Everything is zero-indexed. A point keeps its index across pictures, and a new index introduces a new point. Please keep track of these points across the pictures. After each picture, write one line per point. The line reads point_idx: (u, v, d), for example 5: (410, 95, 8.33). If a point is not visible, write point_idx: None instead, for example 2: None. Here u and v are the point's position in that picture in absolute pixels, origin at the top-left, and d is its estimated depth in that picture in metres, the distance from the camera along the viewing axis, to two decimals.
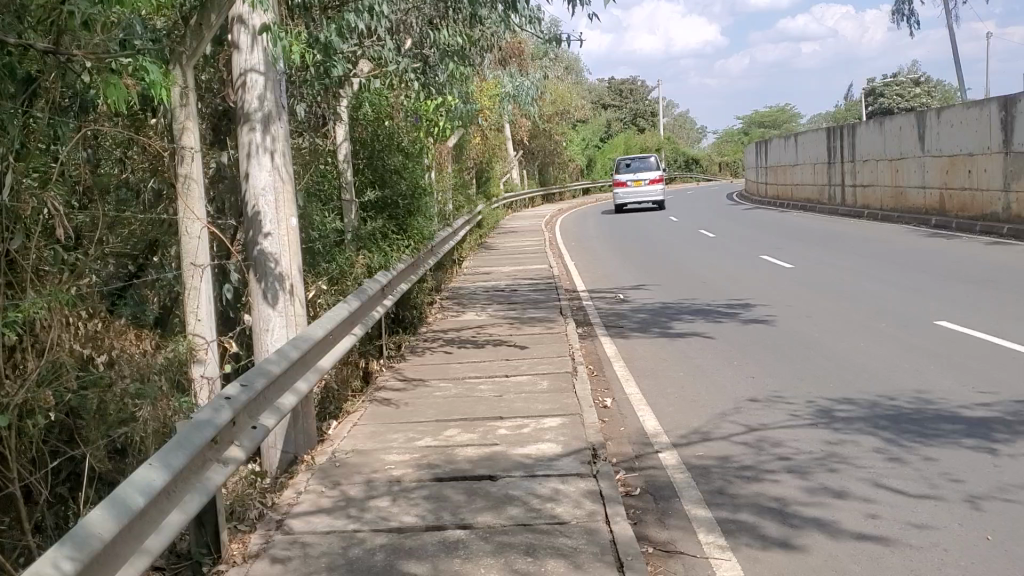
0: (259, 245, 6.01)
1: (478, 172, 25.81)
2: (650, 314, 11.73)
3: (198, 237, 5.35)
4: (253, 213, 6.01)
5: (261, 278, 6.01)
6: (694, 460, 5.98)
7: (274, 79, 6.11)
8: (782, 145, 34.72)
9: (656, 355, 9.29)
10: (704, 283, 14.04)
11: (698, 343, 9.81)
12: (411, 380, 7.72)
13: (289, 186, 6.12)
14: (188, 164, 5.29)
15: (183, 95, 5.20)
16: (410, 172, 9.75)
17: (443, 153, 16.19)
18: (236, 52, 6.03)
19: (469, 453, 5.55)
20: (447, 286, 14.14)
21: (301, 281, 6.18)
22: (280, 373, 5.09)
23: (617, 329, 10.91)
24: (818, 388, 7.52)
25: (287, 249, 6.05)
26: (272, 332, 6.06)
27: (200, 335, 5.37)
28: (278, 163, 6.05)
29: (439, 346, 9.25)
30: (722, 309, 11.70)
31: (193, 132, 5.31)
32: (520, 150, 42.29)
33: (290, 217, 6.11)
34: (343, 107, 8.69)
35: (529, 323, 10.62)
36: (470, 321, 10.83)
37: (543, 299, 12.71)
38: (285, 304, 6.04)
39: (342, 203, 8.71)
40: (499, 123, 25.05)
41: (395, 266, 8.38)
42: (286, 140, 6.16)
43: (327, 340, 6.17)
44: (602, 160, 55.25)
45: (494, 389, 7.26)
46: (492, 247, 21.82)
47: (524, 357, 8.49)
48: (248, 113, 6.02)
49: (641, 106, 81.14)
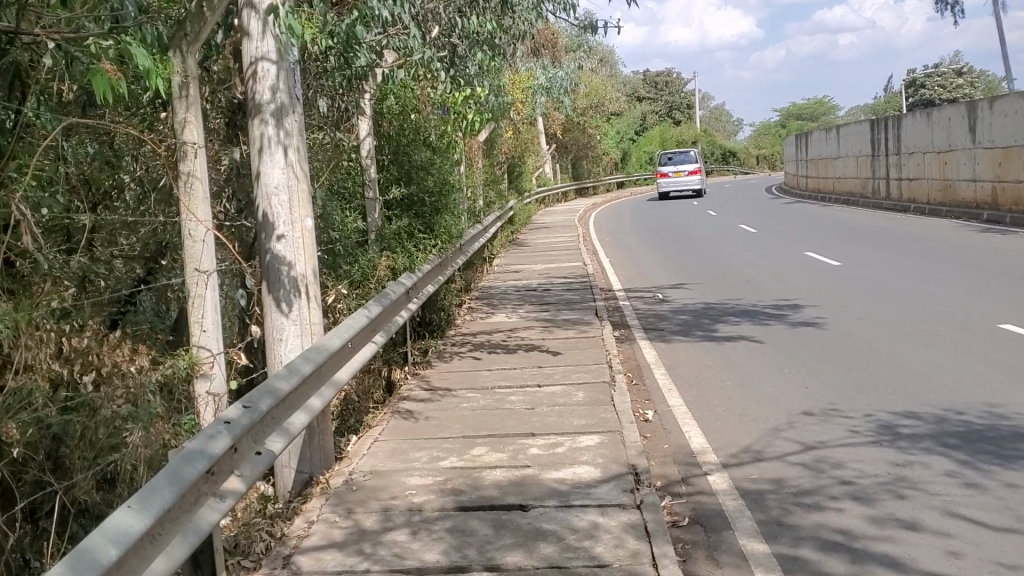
0: (271, 248, 5.54)
1: (509, 167, 25.29)
2: (690, 316, 11.16)
3: (202, 240, 4.90)
4: (265, 213, 5.54)
5: (274, 284, 5.54)
6: (746, 485, 5.43)
7: (287, 69, 5.63)
8: (823, 138, 33.83)
9: (698, 361, 8.73)
10: (747, 282, 13.42)
11: (743, 348, 9.22)
12: (437, 390, 7.23)
13: (304, 183, 5.64)
14: (190, 161, 4.84)
15: (182, 85, 4.78)
16: (438, 168, 9.27)
17: (473, 149, 15.71)
18: (246, 38, 5.55)
19: (498, 477, 5.05)
20: (476, 286, 13.66)
21: (317, 288, 5.71)
22: (290, 390, 4.61)
23: (656, 332, 10.35)
24: (877, 401, 6.93)
25: (302, 252, 5.58)
26: (285, 342, 5.57)
27: (206, 347, 4.90)
28: (292, 159, 5.57)
29: (467, 352, 8.75)
30: (767, 311, 11.09)
31: (195, 126, 4.87)
32: (554, 144, 41.70)
33: (305, 217, 5.63)
34: (367, 100, 8.23)
35: (563, 326, 10.10)
36: (500, 324, 10.33)
37: (578, 300, 12.18)
38: (299, 311, 5.57)
39: (365, 202, 8.25)
40: (532, 117, 24.53)
41: (419, 268, 7.91)
42: (301, 134, 5.69)
43: (345, 350, 5.69)
44: (637, 154, 54.48)
45: (525, 401, 6.75)
46: (524, 243, 21.29)
47: (558, 364, 7.96)
48: (259, 104, 5.55)
49: (676, 99, 80.13)
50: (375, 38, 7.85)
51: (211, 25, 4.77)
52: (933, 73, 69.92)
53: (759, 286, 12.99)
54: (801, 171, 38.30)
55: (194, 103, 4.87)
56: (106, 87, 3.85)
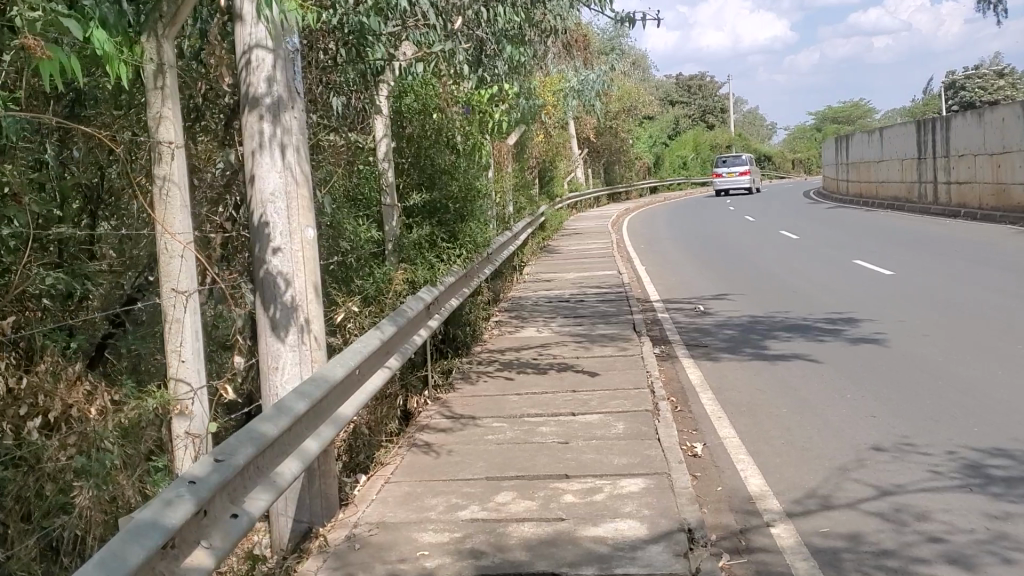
0: (266, 262, 4.82)
1: (541, 171, 24.56)
2: (736, 331, 10.32)
3: (180, 256, 4.21)
4: (259, 222, 4.83)
5: (269, 304, 4.83)
6: (816, 541, 4.62)
7: (286, 58, 4.92)
8: (866, 140, 32.69)
9: (749, 384, 7.90)
10: (795, 293, 12.56)
11: (797, 368, 8.39)
12: (459, 418, 6.48)
13: (304, 188, 4.92)
14: (167, 165, 4.14)
15: (157, 74, 4.08)
16: (462, 172, 8.52)
17: (503, 153, 14.97)
18: (240, 24, 4.88)
19: (527, 534, 4.30)
20: (505, 296, 12.93)
21: (320, 309, 4.99)
22: (279, 434, 3.87)
23: (701, 349, 9.55)
24: (960, 435, 6.08)
25: (301, 267, 4.85)
26: (282, 371, 4.85)
27: (185, 381, 4.22)
28: (291, 160, 4.86)
29: (495, 372, 7.99)
30: (821, 326, 10.24)
31: (171, 125, 4.17)
32: (586, 148, 40.84)
33: (306, 227, 4.91)
34: (385, 99, 7.52)
35: (599, 342, 9.32)
36: (530, 340, 9.56)
37: (614, 312, 11.40)
38: (298, 336, 4.84)
39: (383, 209, 7.53)
40: (563, 120, 23.75)
41: (441, 282, 7.18)
42: (302, 131, 4.98)
43: (352, 380, 4.96)
44: (670, 158, 53.54)
45: (558, 434, 5.99)
46: (555, 250, 20.51)
47: (594, 389, 7.18)
48: (254, 98, 4.84)
49: (711, 102, 78.98)
50: (394, 30, 7.13)
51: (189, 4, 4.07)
52: (976, 74, 68.15)
53: (809, 298, 12.11)
54: (842, 174, 37.12)
55: (171, 96, 4.16)
56: (55, 71, 3.27)
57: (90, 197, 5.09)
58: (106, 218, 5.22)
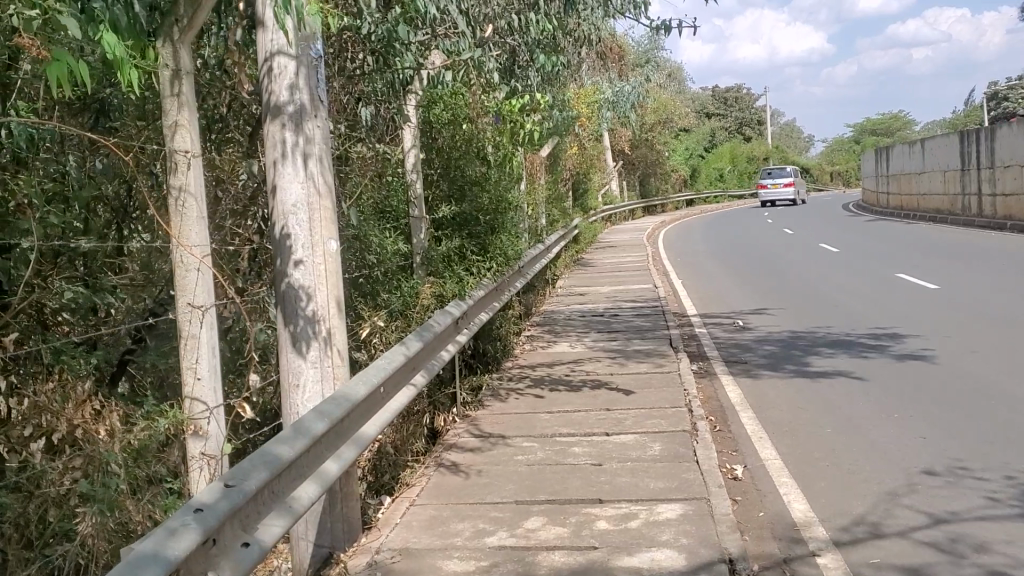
0: (287, 276, 4.64)
1: (575, 184, 24.35)
2: (776, 348, 9.99)
3: (196, 270, 4.04)
4: (280, 234, 4.65)
5: (290, 319, 4.63)
6: (866, 573, 4.33)
7: (310, 65, 4.74)
8: (907, 152, 32.09)
9: (790, 403, 7.60)
10: (837, 308, 12.20)
11: (840, 386, 8.07)
12: (488, 437, 6.27)
13: (327, 199, 4.75)
14: (183, 175, 3.98)
15: (173, 80, 3.94)
16: (493, 184, 8.33)
17: (536, 166, 14.76)
18: (261, 30, 4.71)
19: (557, 563, 4.06)
20: (537, 310, 12.71)
21: (343, 324, 4.79)
22: (296, 456, 3.67)
23: (740, 366, 9.25)
24: (1017, 459, 5.75)
25: (323, 280, 4.67)
26: (302, 389, 4.65)
27: (201, 400, 4.05)
28: (314, 171, 4.68)
29: (526, 389, 7.77)
30: (865, 342, 9.89)
31: (188, 134, 4.00)
32: (621, 161, 40.57)
33: (328, 239, 4.72)
34: (413, 108, 7.35)
35: (634, 358, 9.06)
36: (563, 355, 9.33)
37: (649, 327, 11.13)
38: (320, 352, 4.64)
39: (410, 221, 7.32)
40: (597, 133, 23.52)
41: (470, 296, 6.98)
42: (325, 140, 4.80)
43: (376, 398, 4.75)
44: (706, 171, 53.06)
45: (591, 455, 5.74)
46: (589, 263, 20.26)
47: (629, 407, 6.93)
48: (276, 105, 4.67)
49: (748, 115, 78.33)
50: (422, 37, 6.96)
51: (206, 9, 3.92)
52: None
53: (851, 313, 11.75)
54: (882, 186, 36.48)
55: (188, 105, 4.01)
56: (63, 77, 3.19)
57: (116, 209, 5.19)
58: (134, 233, 5.27)
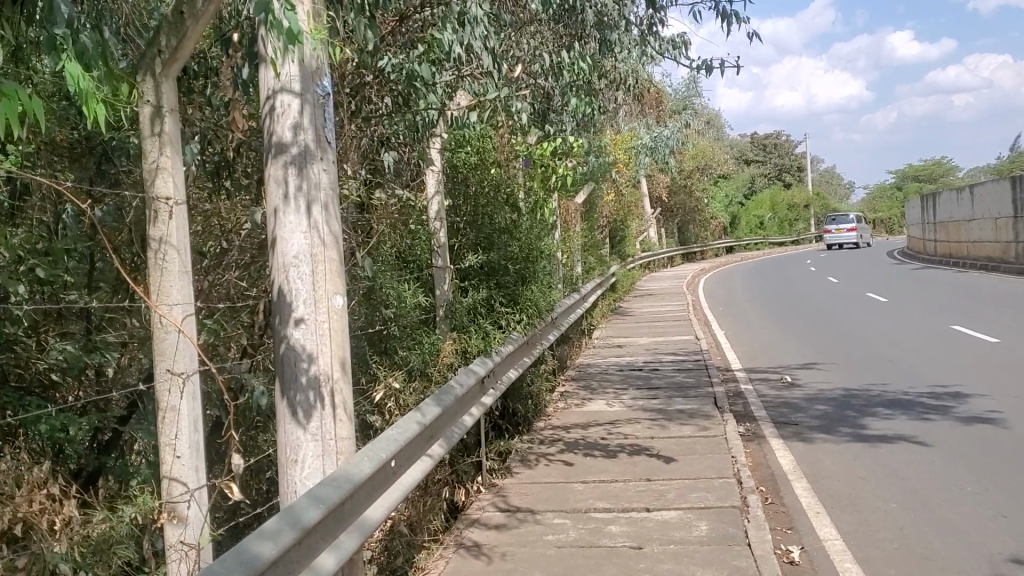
0: (288, 336, 4.13)
1: (611, 231, 23.82)
2: (829, 408, 9.31)
3: (177, 331, 3.54)
4: (280, 289, 4.16)
5: (289, 385, 4.11)
6: None
7: (316, 104, 4.28)
8: (954, 199, 31.26)
9: (848, 472, 6.92)
10: (892, 363, 11.48)
11: (902, 453, 7.38)
12: (516, 512, 5.69)
13: (333, 249, 4.23)
14: (163, 225, 3.52)
15: (154, 118, 3.50)
16: (523, 232, 7.83)
17: (571, 213, 14.22)
18: (263, 67, 4.26)
19: None
20: (571, 364, 12.11)
21: (350, 390, 4.26)
22: (283, 553, 3.11)
23: (791, 427, 8.58)
24: None
25: (326, 340, 4.15)
26: (301, 465, 4.11)
27: (181, 480, 3.55)
28: (319, 219, 4.19)
29: (558, 454, 7.17)
30: (925, 402, 9.20)
31: (170, 178, 3.54)
32: (659, 208, 40.00)
33: (334, 295, 4.22)
34: (437, 151, 6.86)
35: (675, 419, 8.41)
36: (599, 415, 8.73)
37: (691, 384, 10.45)
38: (321, 422, 4.10)
39: (433, 271, 6.80)
40: (635, 179, 22.96)
41: (496, 353, 6.45)
42: (333, 186, 4.31)
43: (384, 473, 4.20)
44: (746, 218, 52.42)
45: (630, 535, 5.15)
46: (627, 313, 19.61)
47: (671, 477, 6.32)
48: (278, 149, 4.20)
49: (787, 161, 77.63)
50: (447, 77, 6.49)
51: (192, 39, 3.50)
52: None
53: (907, 369, 11.04)
54: (928, 233, 35.52)
55: (172, 144, 3.55)
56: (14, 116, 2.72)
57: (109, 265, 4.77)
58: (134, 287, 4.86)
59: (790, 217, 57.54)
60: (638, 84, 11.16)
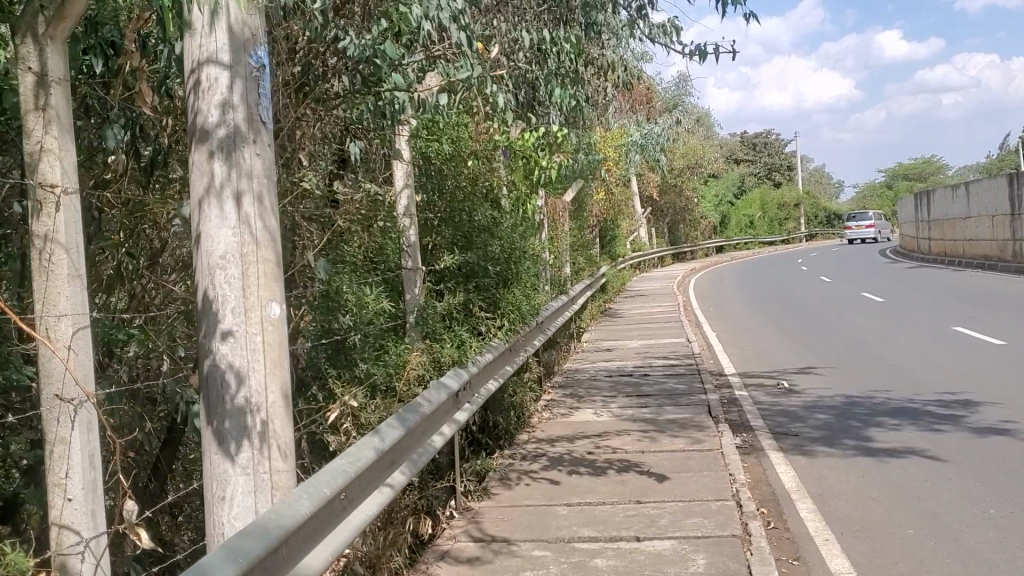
0: (214, 351, 3.55)
1: (600, 230, 23.26)
2: (831, 417, 8.73)
3: (66, 346, 2.92)
4: (204, 296, 3.58)
5: (214, 410, 3.52)
6: None
7: (248, 77, 3.67)
8: (949, 196, 30.83)
9: (857, 491, 6.32)
10: (893, 368, 10.92)
11: (914, 470, 6.79)
12: (491, 541, 5.08)
13: (268, 249, 3.63)
14: (49, 218, 2.88)
15: (37, 89, 2.88)
16: (503, 230, 7.23)
17: (559, 210, 13.59)
18: (187, 36, 3.66)
19: None
20: (559, 369, 11.50)
21: (289, 413, 3.66)
22: None
23: (792, 439, 8.00)
24: None
25: (258, 356, 3.55)
26: (230, 502, 3.50)
27: (73, 528, 2.92)
28: (251, 214, 3.58)
29: (541, 472, 6.56)
30: (934, 411, 8.64)
31: (59, 163, 2.92)
32: (649, 207, 39.46)
33: (269, 301, 3.62)
34: (406, 140, 6.23)
35: (668, 431, 7.81)
36: (587, 426, 8.12)
37: (684, 391, 9.84)
38: (252, 453, 3.51)
39: (402, 274, 6.19)
40: (625, 176, 22.37)
41: (471, 362, 5.84)
42: (270, 174, 3.70)
43: (328, 512, 3.59)
44: (737, 217, 51.99)
45: (619, 572, 4.53)
46: (617, 314, 19.00)
47: (665, 499, 5.71)
48: (204, 131, 3.60)
49: (777, 160, 77.29)
50: (415, 58, 5.85)
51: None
52: None
53: (911, 375, 10.47)
54: (922, 232, 35.01)
55: (60, 121, 2.93)
56: None
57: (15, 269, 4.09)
58: None
59: (781, 215, 57.15)
60: (627, 73, 10.51)
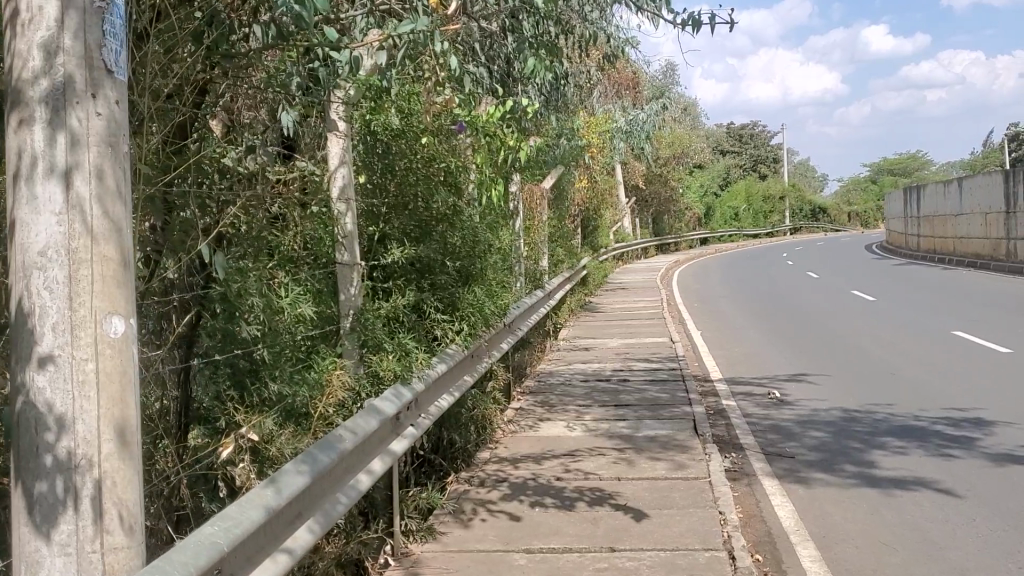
0: (28, 382, 2.57)
1: (582, 221, 22.34)
2: (828, 436, 7.85)
3: None
4: (18, 307, 2.59)
5: (26, 466, 2.54)
6: None
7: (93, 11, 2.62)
8: (940, 191, 30.06)
9: (867, 533, 5.42)
10: (893, 377, 10.04)
11: (930, 507, 5.89)
12: None
13: (111, 245, 2.63)
14: None
15: None
16: (462, 220, 6.26)
17: (535, 198, 12.59)
18: None
19: None
20: (530, 372, 10.56)
21: (137, 464, 2.68)
22: None
23: (787, 462, 7.09)
24: None
25: (89, 391, 2.56)
26: None
27: None
28: (84, 198, 2.58)
29: (500, 504, 5.62)
30: (943, 431, 7.76)
31: None
32: (633, 197, 38.54)
33: (111, 316, 2.63)
34: (342, 112, 5.21)
35: (647, 451, 6.89)
36: (556, 442, 7.19)
37: (666, 401, 8.91)
38: (74, 526, 2.52)
39: (336, 269, 5.21)
40: (608, 164, 21.36)
41: (416, 379, 4.88)
42: (121, 145, 2.69)
43: None
44: (722, 210, 51.23)
45: None
46: (596, 308, 18.08)
47: (643, 547, 4.78)
48: (22, 84, 2.58)
49: (763, 152, 76.57)
50: (354, 12, 4.83)
51: None
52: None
53: (914, 387, 9.59)
54: (911, 227, 34.22)
55: None
56: None
57: None
58: None
59: (766, 209, 56.38)
60: (611, 50, 9.47)
